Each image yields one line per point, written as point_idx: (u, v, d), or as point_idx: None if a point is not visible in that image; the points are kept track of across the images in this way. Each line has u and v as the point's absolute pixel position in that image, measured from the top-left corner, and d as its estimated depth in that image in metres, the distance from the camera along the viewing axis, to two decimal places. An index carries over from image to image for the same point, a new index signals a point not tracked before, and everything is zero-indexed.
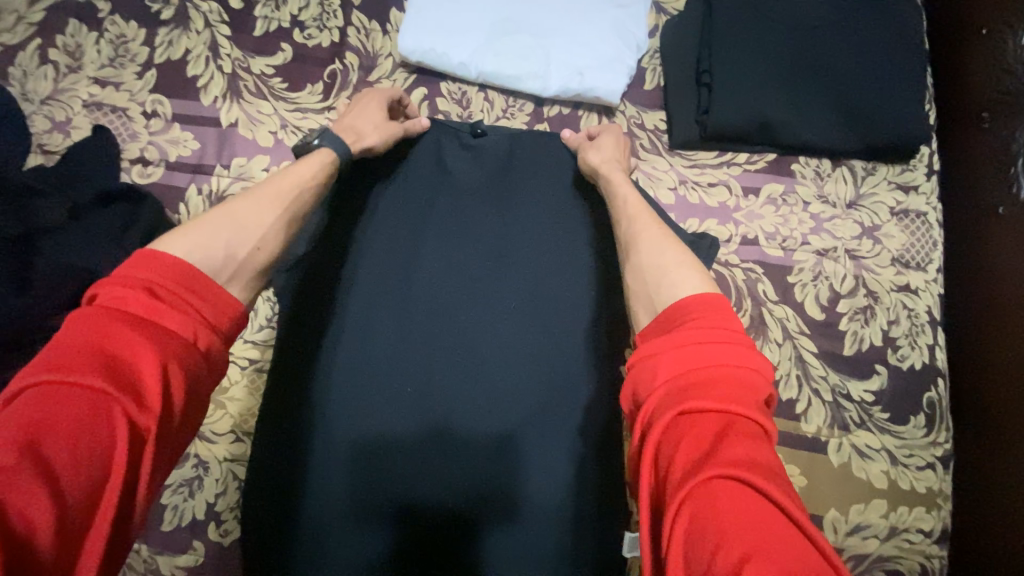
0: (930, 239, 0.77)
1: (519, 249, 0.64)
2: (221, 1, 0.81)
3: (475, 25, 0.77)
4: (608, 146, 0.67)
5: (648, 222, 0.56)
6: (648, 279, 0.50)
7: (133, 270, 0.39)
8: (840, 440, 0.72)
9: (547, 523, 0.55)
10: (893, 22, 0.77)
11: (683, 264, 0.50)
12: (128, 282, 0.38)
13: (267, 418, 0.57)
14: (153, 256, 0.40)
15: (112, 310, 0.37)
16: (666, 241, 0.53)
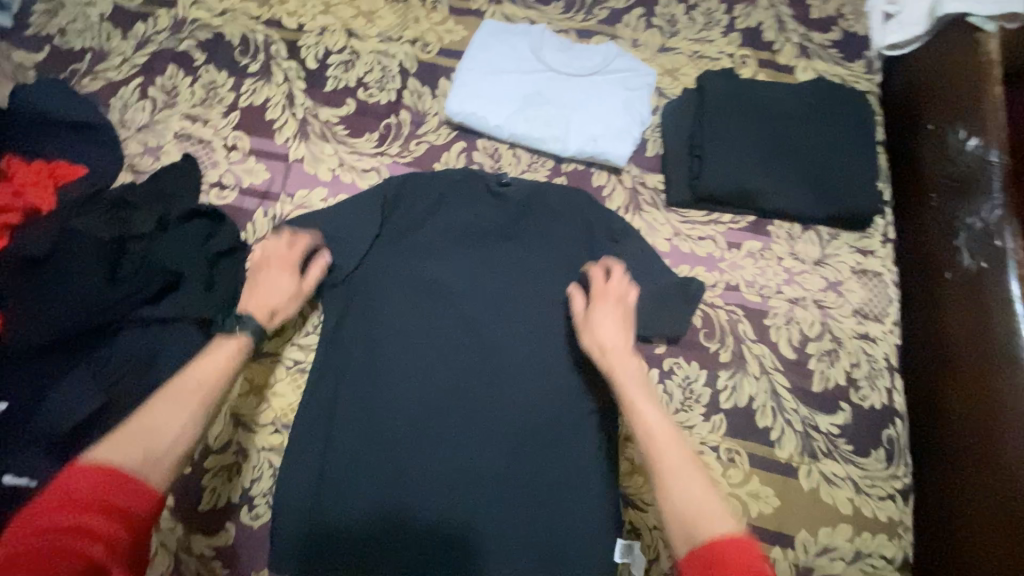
0: (885, 296, 0.90)
1: (528, 278, 0.85)
2: (300, 62, 0.98)
3: (510, 95, 0.93)
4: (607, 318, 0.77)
5: (677, 454, 0.61)
6: (676, 500, 0.58)
7: (75, 475, 0.49)
8: (810, 467, 0.81)
9: (535, 480, 0.76)
10: (853, 116, 0.93)
11: (701, 493, 0.58)
12: (74, 484, 0.49)
13: (336, 389, 0.79)
14: (82, 471, 0.50)
15: (74, 488, 0.49)
16: (690, 471, 0.60)
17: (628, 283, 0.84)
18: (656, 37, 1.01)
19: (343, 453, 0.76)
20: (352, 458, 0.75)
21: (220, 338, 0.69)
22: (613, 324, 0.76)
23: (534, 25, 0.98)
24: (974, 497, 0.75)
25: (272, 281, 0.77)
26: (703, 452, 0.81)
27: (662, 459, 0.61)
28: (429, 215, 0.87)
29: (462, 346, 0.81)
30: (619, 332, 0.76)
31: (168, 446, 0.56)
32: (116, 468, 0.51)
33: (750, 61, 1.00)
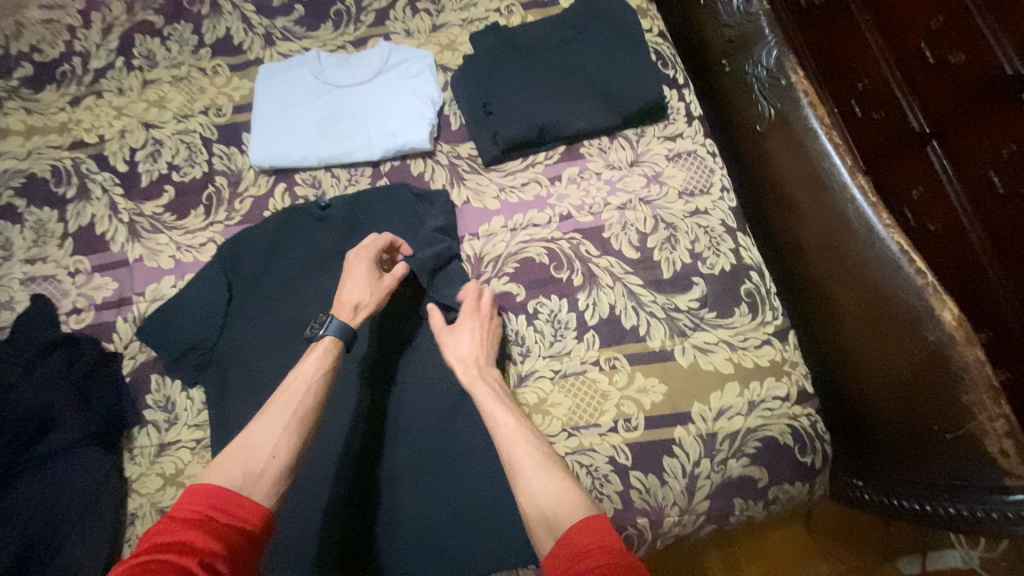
0: (705, 169, 0.95)
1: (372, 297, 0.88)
2: (112, 171, 1.01)
3: (307, 125, 0.98)
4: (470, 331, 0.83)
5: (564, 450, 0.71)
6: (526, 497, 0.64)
7: (190, 501, 0.57)
8: (682, 345, 0.87)
9: (451, 461, 0.82)
10: (616, 23, 0.99)
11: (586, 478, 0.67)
12: (192, 508, 0.57)
13: None
14: (198, 492, 0.58)
15: (195, 501, 0.57)
16: (545, 470, 0.65)
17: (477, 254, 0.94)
18: (425, 20, 1.05)
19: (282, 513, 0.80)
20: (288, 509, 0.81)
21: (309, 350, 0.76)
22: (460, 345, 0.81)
23: (306, 53, 1.02)
24: (852, 297, 0.88)
25: (357, 275, 0.82)
26: (586, 370, 0.87)
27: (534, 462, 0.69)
28: (269, 263, 0.92)
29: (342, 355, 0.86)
30: (474, 346, 0.81)
31: (263, 467, 0.62)
32: (222, 488, 0.59)
33: (515, 7, 1.05)
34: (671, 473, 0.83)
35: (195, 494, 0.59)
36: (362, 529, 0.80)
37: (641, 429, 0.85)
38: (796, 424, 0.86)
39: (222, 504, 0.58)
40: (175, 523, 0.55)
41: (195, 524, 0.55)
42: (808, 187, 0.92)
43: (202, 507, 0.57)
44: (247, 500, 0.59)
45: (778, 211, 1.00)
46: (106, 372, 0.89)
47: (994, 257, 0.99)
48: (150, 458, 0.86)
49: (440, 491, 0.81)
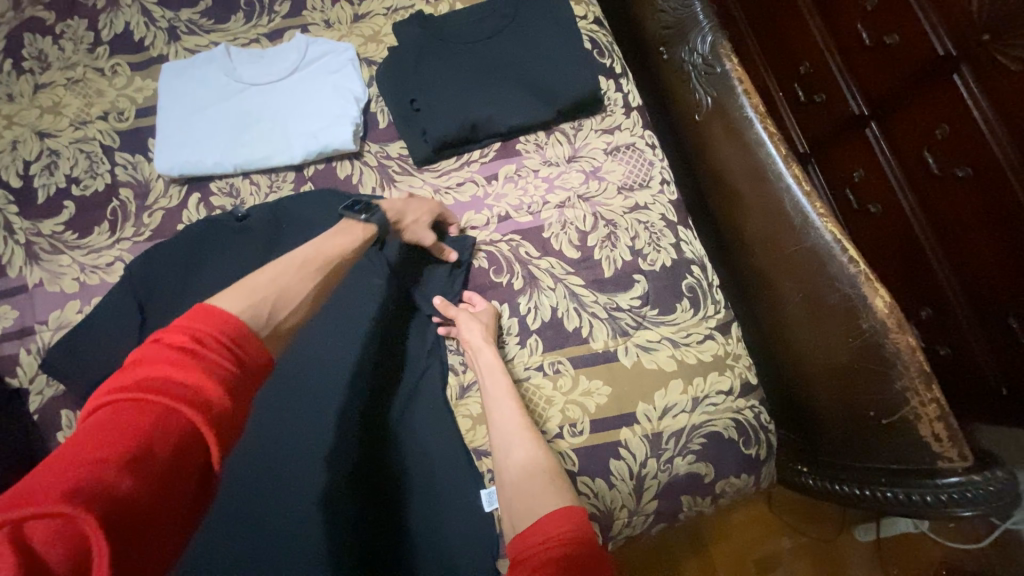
0: (644, 162, 0.93)
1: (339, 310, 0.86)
2: (4, 187, 0.92)
3: (219, 128, 0.90)
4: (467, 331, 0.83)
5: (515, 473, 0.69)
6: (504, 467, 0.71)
7: (191, 321, 0.45)
8: (625, 345, 0.86)
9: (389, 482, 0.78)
10: (548, 10, 0.95)
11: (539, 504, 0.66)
12: (183, 331, 0.44)
13: None
14: (208, 310, 0.46)
15: (191, 324, 0.45)
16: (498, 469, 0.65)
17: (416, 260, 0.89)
18: (345, 10, 0.98)
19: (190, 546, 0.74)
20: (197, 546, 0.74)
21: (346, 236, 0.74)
22: (468, 326, 0.82)
23: (215, 49, 0.94)
24: (793, 287, 0.88)
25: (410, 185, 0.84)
26: (529, 376, 0.85)
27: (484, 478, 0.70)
28: (183, 282, 0.85)
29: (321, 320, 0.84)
30: (476, 327, 0.82)
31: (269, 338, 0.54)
32: (224, 316, 0.46)
33: None
34: (618, 475, 0.82)
35: (198, 314, 0.46)
36: None
37: (587, 433, 0.83)
38: (740, 417, 0.86)
39: (225, 342, 0.45)
40: (158, 356, 0.42)
41: (195, 357, 0.42)
42: (747, 176, 0.91)
43: (204, 332, 0.44)
44: (255, 343, 0.47)
45: (719, 200, 0.99)
46: (8, 411, 0.82)
47: (930, 237, 1.00)
48: None
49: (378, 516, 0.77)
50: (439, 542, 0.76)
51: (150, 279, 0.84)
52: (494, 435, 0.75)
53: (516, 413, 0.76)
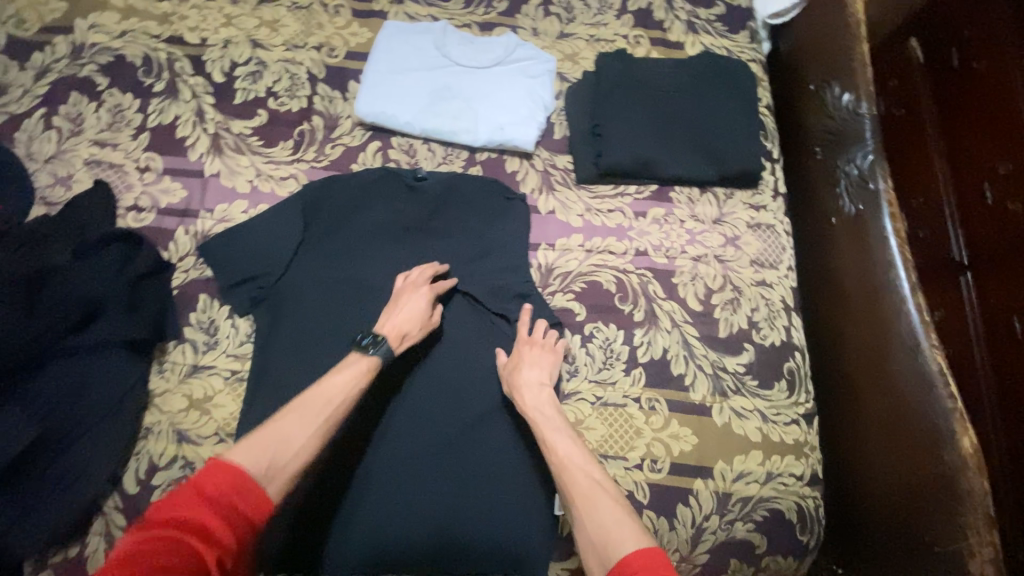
0: (778, 245, 1.00)
1: (475, 282, 0.90)
2: (206, 77, 0.98)
3: (417, 93, 0.97)
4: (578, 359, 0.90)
5: (603, 505, 0.68)
6: (587, 527, 0.67)
7: (206, 476, 0.60)
8: (721, 404, 0.91)
9: (487, 459, 0.83)
10: (736, 85, 1.03)
11: (620, 523, 0.66)
12: (197, 483, 0.60)
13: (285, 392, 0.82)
14: (220, 465, 0.61)
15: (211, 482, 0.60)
16: (596, 500, 0.69)
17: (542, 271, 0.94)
18: (554, 24, 1.07)
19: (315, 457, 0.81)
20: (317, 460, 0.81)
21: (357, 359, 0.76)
22: (529, 365, 0.83)
23: (435, 23, 1.02)
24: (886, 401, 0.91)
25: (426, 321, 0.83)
26: (626, 405, 0.89)
27: (584, 491, 0.70)
28: (349, 217, 0.91)
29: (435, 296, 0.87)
30: (543, 371, 0.83)
31: (286, 461, 0.65)
32: (235, 469, 0.61)
33: (644, 39, 1.08)
34: (680, 519, 0.86)
35: (212, 470, 0.61)
36: (387, 497, 0.80)
37: (665, 472, 0.87)
38: (802, 503, 0.90)
39: (232, 496, 0.60)
40: (192, 498, 0.59)
41: (205, 507, 0.58)
42: (868, 289, 0.96)
43: (209, 488, 0.60)
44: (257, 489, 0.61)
45: (828, 299, 1.05)
46: (157, 280, 0.86)
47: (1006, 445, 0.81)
48: (179, 376, 0.84)
49: (462, 478, 0.82)
50: (509, 525, 0.80)
51: (324, 208, 0.91)
52: (572, 490, 0.71)
53: (589, 462, 0.74)
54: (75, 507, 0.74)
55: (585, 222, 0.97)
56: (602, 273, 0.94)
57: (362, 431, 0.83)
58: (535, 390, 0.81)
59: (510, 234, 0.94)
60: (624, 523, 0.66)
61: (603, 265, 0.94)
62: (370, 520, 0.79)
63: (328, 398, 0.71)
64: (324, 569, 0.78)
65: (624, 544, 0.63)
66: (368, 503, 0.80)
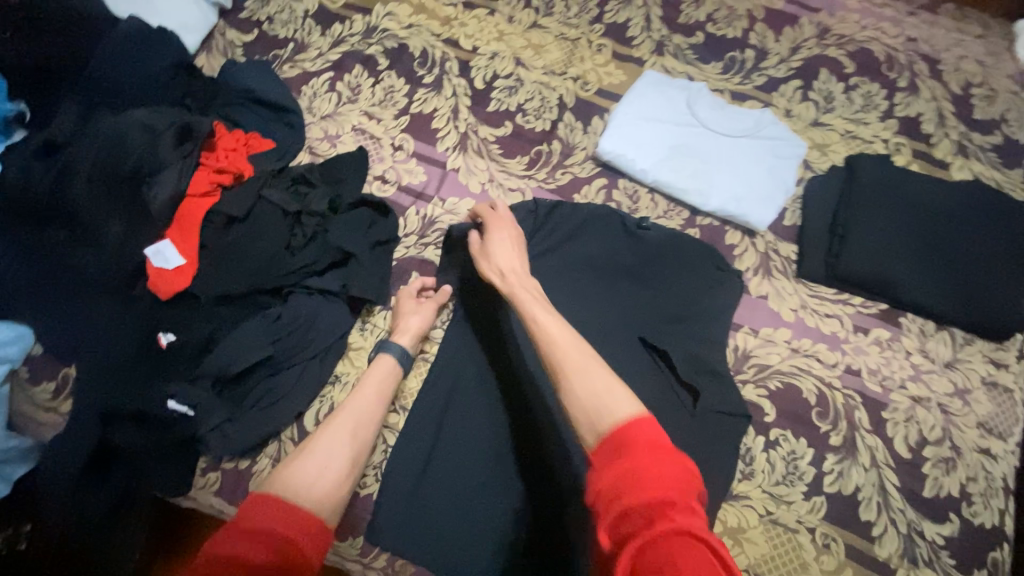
0: (1014, 415, 0.87)
1: (671, 343, 0.87)
2: (469, 81, 1.06)
3: (659, 144, 0.98)
4: (758, 462, 0.83)
5: (592, 367, 0.60)
6: (576, 392, 0.58)
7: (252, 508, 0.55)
8: (908, 572, 0.79)
9: None
10: (1009, 224, 0.92)
11: (609, 386, 0.58)
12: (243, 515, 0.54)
13: (465, 388, 0.84)
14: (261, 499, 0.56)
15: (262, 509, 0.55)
16: (586, 363, 0.60)
17: (735, 354, 0.89)
18: (810, 110, 1.03)
19: (466, 461, 0.80)
20: (459, 461, 0.80)
21: (376, 364, 0.81)
22: (505, 252, 0.80)
23: (692, 82, 1.03)
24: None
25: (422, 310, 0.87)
26: (797, 530, 0.80)
27: (560, 352, 0.62)
28: (565, 243, 0.93)
29: (626, 346, 0.87)
30: (515, 260, 0.80)
31: (317, 478, 0.63)
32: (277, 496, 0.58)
33: (904, 149, 1.01)
34: None
35: (248, 506, 0.56)
36: (495, 515, 0.78)
37: None
38: None
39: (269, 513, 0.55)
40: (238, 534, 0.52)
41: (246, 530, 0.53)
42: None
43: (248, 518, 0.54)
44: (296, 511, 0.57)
45: None
46: (386, 249, 0.92)
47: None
48: (376, 338, 0.88)
49: (531, 538, 0.76)
50: None
51: (548, 229, 0.93)
52: (558, 358, 0.62)
53: (561, 323, 0.66)
54: (267, 429, 0.80)
55: (796, 319, 0.90)
56: (803, 380, 0.87)
57: (491, 441, 0.81)
58: (518, 279, 0.76)
59: (715, 306, 0.90)
60: (618, 390, 0.57)
61: (805, 372, 0.87)
62: (468, 527, 0.77)
63: (366, 411, 0.73)
64: (403, 548, 0.77)
65: (619, 409, 0.55)
66: (478, 513, 0.78)
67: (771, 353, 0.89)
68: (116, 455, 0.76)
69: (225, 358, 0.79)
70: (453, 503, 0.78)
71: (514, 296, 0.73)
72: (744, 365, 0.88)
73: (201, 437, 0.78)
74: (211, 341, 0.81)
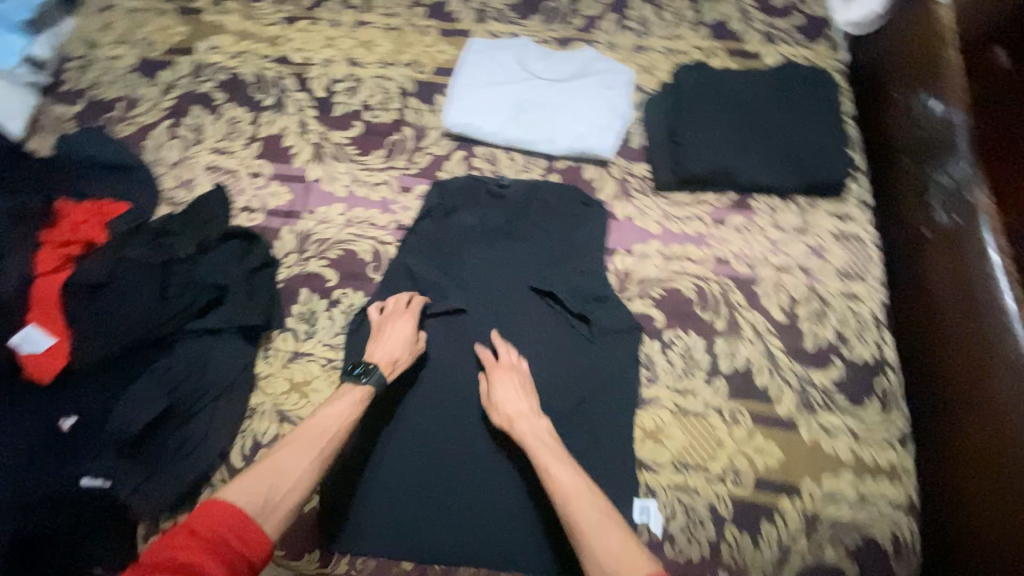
0: (867, 257, 0.97)
1: (555, 281, 0.92)
2: (310, 93, 1.08)
3: (501, 105, 1.03)
4: (659, 364, 0.90)
5: (614, 530, 0.65)
6: (597, 560, 0.63)
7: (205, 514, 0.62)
8: (808, 419, 0.87)
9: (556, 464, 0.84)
10: (817, 93, 1.02)
11: (625, 552, 0.63)
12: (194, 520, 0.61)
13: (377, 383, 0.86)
14: (214, 505, 0.62)
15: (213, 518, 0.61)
16: (603, 525, 0.65)
17: (617, 276, 0.95)
18: (630, 39, 1.10)
19: (399, 449, 0.83)
20: (394, 451, 0.83)
21: (343, 393, 0.76)
22: (514, 396, 0.80)
23: (517, 40, 1.08)
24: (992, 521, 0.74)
25: (401, 335, 0.83)
26: (707, 414, 0.87)
27: (581, 514, 0.67)
28: (439, 220, 0.96)
29: (516, 298, 0.92)
30: (524, 401, 0.80)
31: (281, 497, 0.65)
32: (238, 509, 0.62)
33: (720, 51, 1.09)
34: (766, 537, 0.82)
35: (203, 508, 0.62)
36: (441, 487, 0.82)
37: (749, 486, 0.84)
38: (897, 531, 0.84)
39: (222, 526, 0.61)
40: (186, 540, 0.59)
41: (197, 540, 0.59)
42: (968, 355, 0.82)
43: (200, 526, 0.61)
44: (250, 529, 0.62)
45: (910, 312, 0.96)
46: (265, 273, 0.92)
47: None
48: (280, 362, 0.89)
49: (477, 498, 0.81)
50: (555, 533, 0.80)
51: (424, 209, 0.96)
52: (578, 520, 0.66)
53: (584, 479, 0.70)
54: (187, 479, 0.79)
55: (663, 229, 0.98)
56: (681, 281, 0.94)
57: (417, 423, 0.84)
58: (527, 424, 0.77)
59: (586, 238, 0.96)
60: (633, 549, 0.63)
61: (681, 273, 0.95)
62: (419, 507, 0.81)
63: (326, 428, 0.72)
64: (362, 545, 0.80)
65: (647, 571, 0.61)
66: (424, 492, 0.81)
67: (648, 265, 0.95)
68: (32, 549, 0.73)
69: (122, 422, 0.79)
70: (400, 490, 0.82)
71: (527, 446, 0.75)
72: (627, 283, 0.95)
73: (123, 506, 0.77)
74: (105, 411, 0.81)
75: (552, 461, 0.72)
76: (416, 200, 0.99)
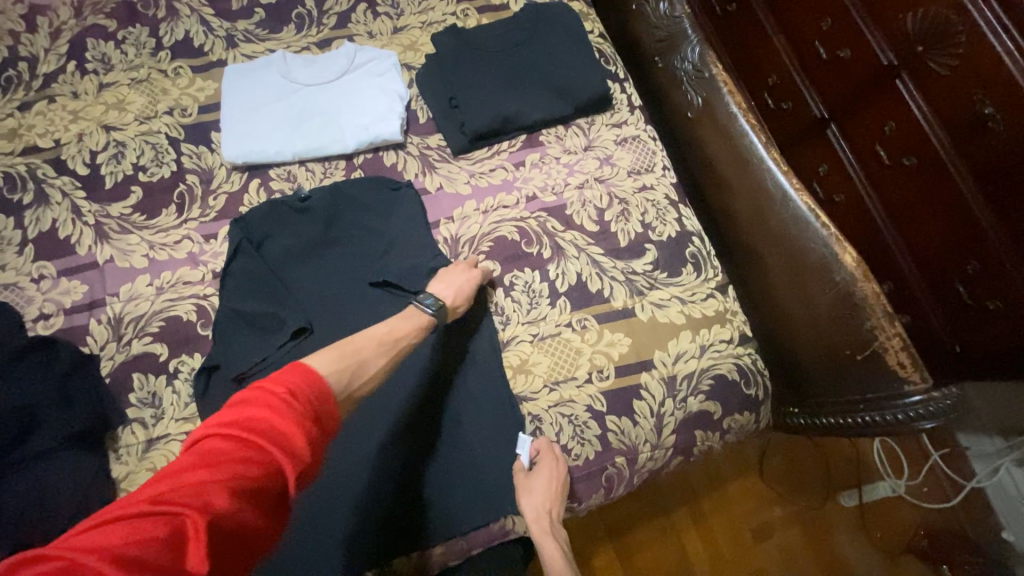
0: (649, 151, 1.10)
1: (387, 268, 0.95)
2: (71, 174, 0.99)
3: (279, 122, 1.01)
4: (506, 306, 0.97)
5: None
6: None
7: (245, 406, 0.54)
8: (641, 302, 0.99)
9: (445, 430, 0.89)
10: (562, 23, 1.12)
11: None
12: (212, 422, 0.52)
13: None
14: (248, 398, 0.54)
15: (259, 403, 0.54)
16: None
17: (444, 244, 1.00)
18: (386, 23, 1.13)
19: None
20: None
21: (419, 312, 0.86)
22: (536, 495, 0.86)
23: (273, 54, 1.06)
24: (815, 362, 0.93)
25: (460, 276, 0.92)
26: (561, 332, 0.96)
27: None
28: (252, 253, 0.94)
29: (357, 298, 0.94)
30: (548, 499, 0.86)
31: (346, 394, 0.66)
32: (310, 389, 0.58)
33: (471, 11, 1.16)
34: (640, 413, 0.93)
35: (237, 405, 0.54)
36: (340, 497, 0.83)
37: (612, 377, 0.94)
38: (740, 361, 1.00)
39: (276, 406, 0.54)
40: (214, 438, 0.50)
41: (229, 435, 0.51)
42: (751, 202, 0.99)
43: (233, 420, 0.52)
44: (322, 409, 0.58)
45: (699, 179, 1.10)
46: (83, 373, 0.86)
47: (998, 228, 0.81)
48: (137, 456, 0.85)
49: (380, 494, 0.84)
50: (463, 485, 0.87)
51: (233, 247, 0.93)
52: None
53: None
54: None
55: (472, 187, 1.03)
56: (501, 227, 1.01)
57: None
58: (541, 525, 0.86)
59: (402, 218, 0.98)
60: None
61: (500, 221, 1.02)
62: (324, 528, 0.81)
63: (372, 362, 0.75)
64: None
65: None
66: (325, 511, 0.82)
67: (469, 225, 1.01)
68: None
69: None
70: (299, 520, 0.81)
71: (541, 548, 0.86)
72: (455, 248, 1.00)
73: None
74: None
75: (552, 553, 0.85)
76: (224, 243, 0.96)
